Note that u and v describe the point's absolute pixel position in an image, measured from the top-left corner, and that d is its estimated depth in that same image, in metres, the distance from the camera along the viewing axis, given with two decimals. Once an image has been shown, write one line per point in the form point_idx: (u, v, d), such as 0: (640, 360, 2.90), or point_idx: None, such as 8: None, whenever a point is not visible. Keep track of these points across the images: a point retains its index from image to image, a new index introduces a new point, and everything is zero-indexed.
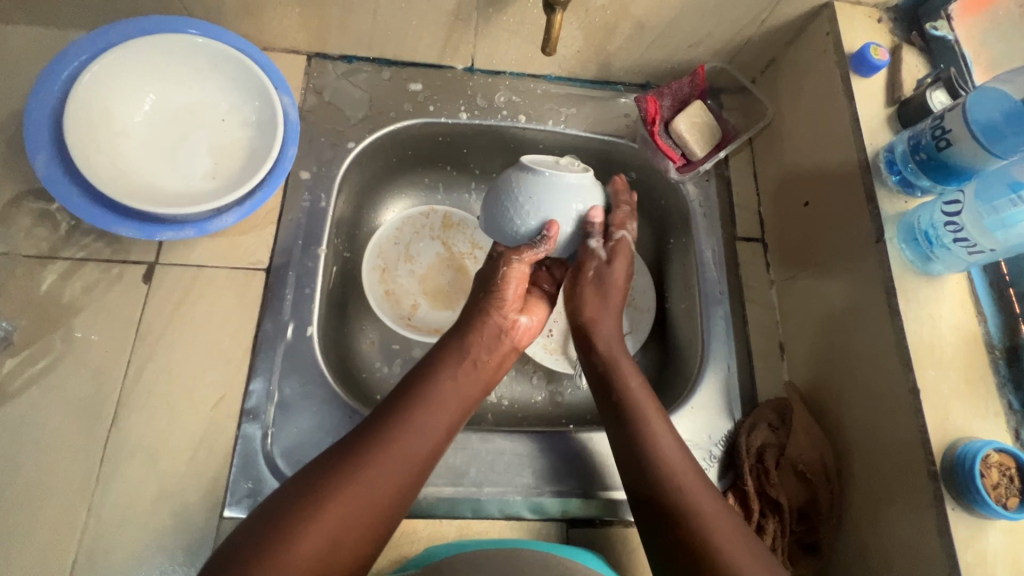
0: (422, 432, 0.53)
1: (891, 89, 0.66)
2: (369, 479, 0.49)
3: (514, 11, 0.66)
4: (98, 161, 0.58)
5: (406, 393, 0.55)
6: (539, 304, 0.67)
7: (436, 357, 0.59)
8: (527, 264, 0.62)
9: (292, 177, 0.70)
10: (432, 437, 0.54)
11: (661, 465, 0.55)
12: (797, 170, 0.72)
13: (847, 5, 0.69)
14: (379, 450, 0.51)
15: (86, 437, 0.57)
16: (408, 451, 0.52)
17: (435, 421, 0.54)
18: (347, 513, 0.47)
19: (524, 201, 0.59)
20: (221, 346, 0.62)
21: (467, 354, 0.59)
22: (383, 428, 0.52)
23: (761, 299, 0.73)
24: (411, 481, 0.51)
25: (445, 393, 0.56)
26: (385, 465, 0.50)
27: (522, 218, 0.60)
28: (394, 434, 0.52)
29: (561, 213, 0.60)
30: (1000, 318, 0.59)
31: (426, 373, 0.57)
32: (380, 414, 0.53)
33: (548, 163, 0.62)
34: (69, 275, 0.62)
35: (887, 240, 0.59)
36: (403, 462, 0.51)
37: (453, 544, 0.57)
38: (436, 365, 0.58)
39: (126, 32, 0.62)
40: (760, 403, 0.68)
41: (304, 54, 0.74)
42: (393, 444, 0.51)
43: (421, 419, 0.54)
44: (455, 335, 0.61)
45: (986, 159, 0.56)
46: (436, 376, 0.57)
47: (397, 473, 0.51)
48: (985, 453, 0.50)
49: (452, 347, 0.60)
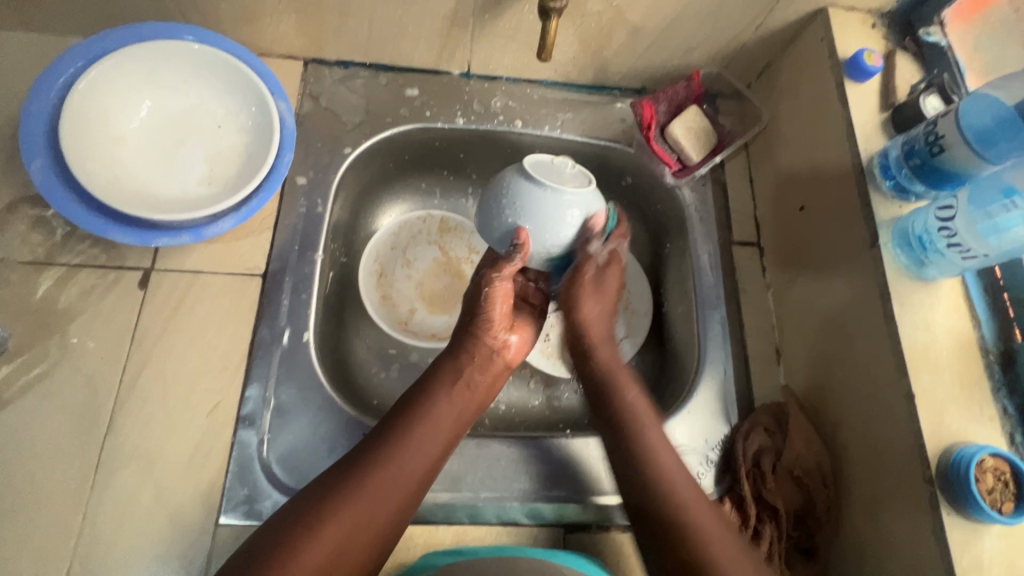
0: (417, 455, 0.53)
1: (885, 94, 0.66)
2: (366, 502, 0.49)
3: (510, 17, 0.67)
4: (94, 168, 0.58)
5: (402, 417, 0.55)
6: (529, 320, 0.66)
7: (430, 377, 0.59)
8: (508, 280, 0.60)
9: (288, 182, 0.70)
10: (428, 458, 0.54)
11: (656, 475, 0.57)
12: (792, 174, 0.72)
13: (841, 10, 0.69)
14: (370, 478, 0.50)
15: (81, 444, 0.57)
16: (404, 473, 0.52)
17: (429, 442, 0.54)
18: (346, 535, 0.48)
19: (513, 206, 0.57)
20: (217, 352, 0.62)
21: (462, 374, 0.59)
22: (379, 448, 0.52)
23: (757, 304, 0.74)
24: (405, 504, 0.51)
25: (438, 414, 0.56)
26: (382, 485, 0.50)
27: (512, 222, 0.57)
28: (390, 456, 0.52)
29: (538, 223, 0.57)
30: (994, 322, 0.59)
31: (421, 396, 0.57)
32: (376, 440, 0.53)
33: (549, 168, 0.59)
34: (64, 282, 0.62)
35: (882, 244, 0.59)
36: (398, 484, 0.51)
37: (449, 552, 0.57)
38: (430, 387, 0.58)
39: (122, 38, 0.62)
40: (757, 407, 0.68)
41: (301, 60, 0.74)
42: (388, 468, 0.51)
43: (416, 439, 0.54)
44: (449, 353, 0.61)
45: (978, 164, 0.56)
46: (430, 399, 0.57)
47: (392, 496, 0.51)
48: (979, 458, 0.50)
49: (448, 366, 0.60)
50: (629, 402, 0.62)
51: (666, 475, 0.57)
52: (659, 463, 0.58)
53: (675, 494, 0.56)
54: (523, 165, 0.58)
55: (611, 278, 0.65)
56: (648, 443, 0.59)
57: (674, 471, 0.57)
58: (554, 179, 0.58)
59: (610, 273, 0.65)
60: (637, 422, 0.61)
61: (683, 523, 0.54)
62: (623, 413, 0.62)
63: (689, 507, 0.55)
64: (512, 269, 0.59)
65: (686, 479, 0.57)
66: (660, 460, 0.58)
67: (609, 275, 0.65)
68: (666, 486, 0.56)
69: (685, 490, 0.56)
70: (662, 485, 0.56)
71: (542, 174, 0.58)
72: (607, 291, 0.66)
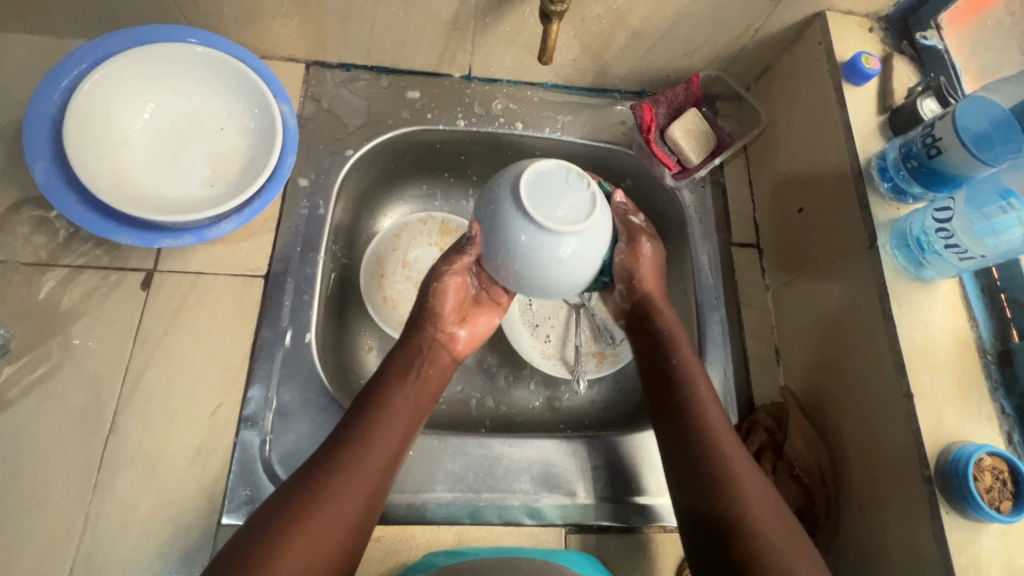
0: (380, 449, 0.53)
1: (882, 97, 0.67)
2: (341, 490, 0.49)
3: (511, 20, 0.67)
4: (98, 170, 0.59)
5: (360, 411, 0.55)
6: (483, 313, 0.65)
7: (382, 370, 0.59)
8: (459, 273, 0.61)
9: (290, 184, 0.70)
10: (394, 442, 0.54)
11: (715, 442, 0.54)
12: (790, 176, 0.73)
13: (839, 14, 0.70)
14: (337, 474, 0.50)
15: (84, 444, 0.57)
16: (373, 457, 0.52)
17: (394, 429, 0.55)
18: (324, 526, 0.47)
19: (507, 215, 0.50)
20: (220, 353, 0.62)
21: (417, 362, 0.60)
22: (350, 438, 0.52)
23: (757, 305, 0.74)
24: (373, 497, 0.51)
25: (400, 401, 0.56)
26: (354, 472, 0.50)
27: (502, 232, 0.51)
28: (359, 445, 0.52)
29: (498, 229, 0.51)
30: (990, 322, 0.59)
31: (375, 389, 0.57)
32: (338, 436, 0.53)
33: (556, 185, 0.51)
34: (67, 283, 0.62)
35: (880, 245, 0.60)
36: (370, 471, 0.51)
37: (451, 553, 0.58)
38: (383, 380, 0.58)
39: (125, 41, 0.62)
40: (757, 407, 0.69)
41: (303, 62, 0.75)
42: (353, 462, 0.51)
43: (378, 427, 0.54)
44: (401, 346, 0.61)
45: (975, 166, 0.56)
46: (385, 391, 0.56)
47: (359, 490, 0.50)
48: (978, 457, 0.50)
49: (405, 354, 0.60)
50: (682, 357, 0.60)
51: (722, 444, 0.54)
52: (705, 418, 0.56)
53: (714, 446, 0.54)
54: (529, 170, 0.51)
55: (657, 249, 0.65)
56: (706, 412, 0.56)
57: (716, 425, 0.55)
58: (559, 198, 0.50)
59: (657, 248, 0.64)
60: (690, 378, 0.58)
61: (722, 474, 0.52)
62: (675, 372, 0.59)
63: (730, 459, 0.53)
64: (466, 263, 0.59)
65: (728, 434, 0.55)
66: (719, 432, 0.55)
67: (657, 249, 0.64)
68: (701, 438, 0.54)
69: (726, 443, 0.54)
70: (704, 439, 0.54)
71: (548, 190, 0.50)
72: (660, 259, 0.65)
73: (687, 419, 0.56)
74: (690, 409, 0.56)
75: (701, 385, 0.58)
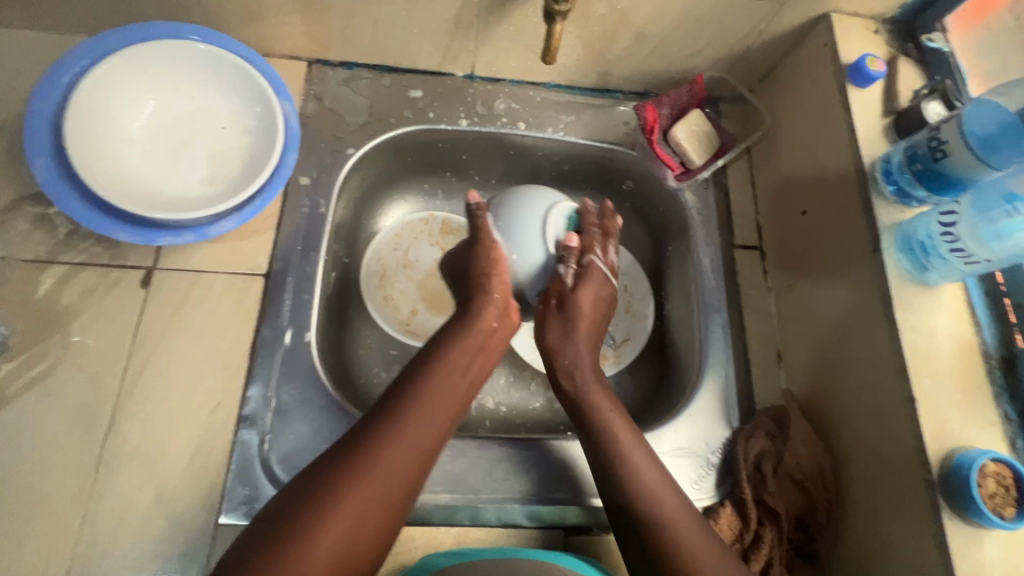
0: (431, 416, 0.54)
1: (886, 100, 0.66)
2: (378, 483, 0.49)
3: (515, 20, 0.67)
4: (97, 167, 0.58)
5: (416, 378, 0.56)
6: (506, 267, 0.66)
7: (442, 342, 0.60)
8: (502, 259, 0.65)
9: (291, 182, 0.70)
10: (432, 432, 0.53)
11: (659, 521, 0.53)
12: (795, 179, 0.72)
13: (845, 16, 0.69)
14: (390, 442, 0.51)
15: (82, 443, 0.57)
16: (412, 448, 0.52)
17: (434, 419, 0.54)
18: (359, 514, 0.47)
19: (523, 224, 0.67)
20: (220, 351, 0.62)
21: (468, 344, 0.60)
22: (391, 422, 0.52)
23: (759, 308, 0.74)
24: (420, 468, 0.52)
25: (441, 387, 0.56)
26: (391, 464, 0.50)
27: (516, 227, 0.67)
28: (400, 431, 0.52)
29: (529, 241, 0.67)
30: (995, 327, 0.59)
31: (435, 355, 0.58)
32: (388, 402, 0.54)
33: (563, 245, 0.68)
34: (66, 280, 0.61)
35: (884, 249, 0.59)
36: (405, 462, 0.51)
37: (452, 552, 0.56)
38: (449, 342, 0.60)
39: (128, 36, 0.62)
40: (758, 411, 0.68)
41: (304, 60, 0.74)
42: (406, 430, 0.52)
43: (434, 393, 0.55)
44: (450, 328, 0.62)
45: (982, 170, 0.56)
46: (444, 356, 0.58)
47: (409, 460, 0.51)
48: (981, 463, 0.50)
49: (455, 338, 0.60)
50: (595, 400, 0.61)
51: (662, 519, 0.53)
52: (601, 417, 0.60)
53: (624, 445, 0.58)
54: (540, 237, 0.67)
55: (588, 302, 0.65)
56: (647, 489, 0.55)
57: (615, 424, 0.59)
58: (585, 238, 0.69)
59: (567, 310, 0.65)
60: (619, 446, 0.58)
61: (635, 493, 0.55)
62: (597, 423, 0.60)
63: (660, 498, 0.55)
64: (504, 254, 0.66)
65: (654, 473, 0.56)
66: (661, 501, 0.55)
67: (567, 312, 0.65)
68: (647, 492, 0.55)
69: (671, 515, 0.54)
70: (613, 443, 0.58)
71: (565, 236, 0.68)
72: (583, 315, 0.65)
73: (625, 500, 0.55)
74: (616, 458, 0.57)
75: (609, 413, 0.60)
